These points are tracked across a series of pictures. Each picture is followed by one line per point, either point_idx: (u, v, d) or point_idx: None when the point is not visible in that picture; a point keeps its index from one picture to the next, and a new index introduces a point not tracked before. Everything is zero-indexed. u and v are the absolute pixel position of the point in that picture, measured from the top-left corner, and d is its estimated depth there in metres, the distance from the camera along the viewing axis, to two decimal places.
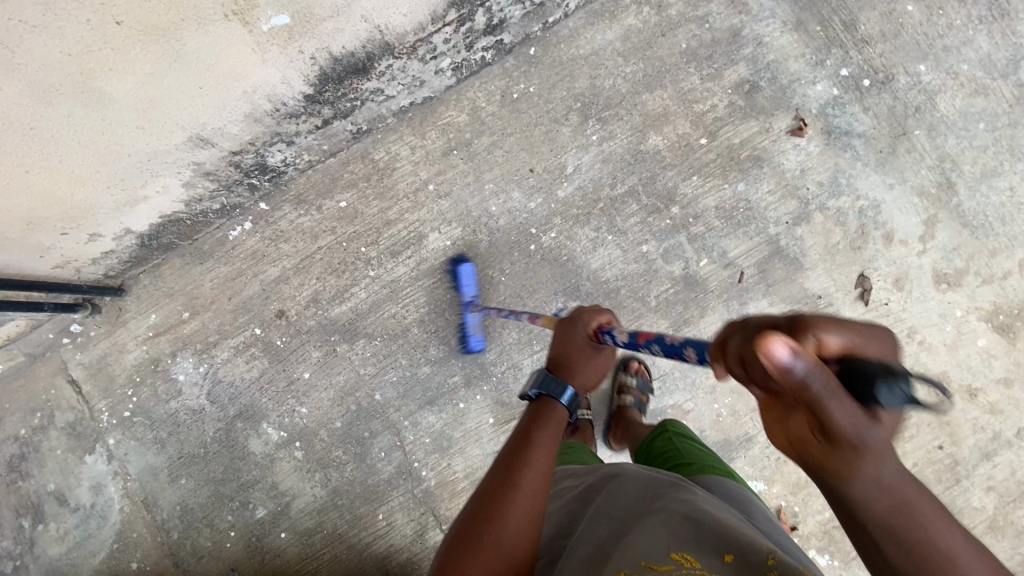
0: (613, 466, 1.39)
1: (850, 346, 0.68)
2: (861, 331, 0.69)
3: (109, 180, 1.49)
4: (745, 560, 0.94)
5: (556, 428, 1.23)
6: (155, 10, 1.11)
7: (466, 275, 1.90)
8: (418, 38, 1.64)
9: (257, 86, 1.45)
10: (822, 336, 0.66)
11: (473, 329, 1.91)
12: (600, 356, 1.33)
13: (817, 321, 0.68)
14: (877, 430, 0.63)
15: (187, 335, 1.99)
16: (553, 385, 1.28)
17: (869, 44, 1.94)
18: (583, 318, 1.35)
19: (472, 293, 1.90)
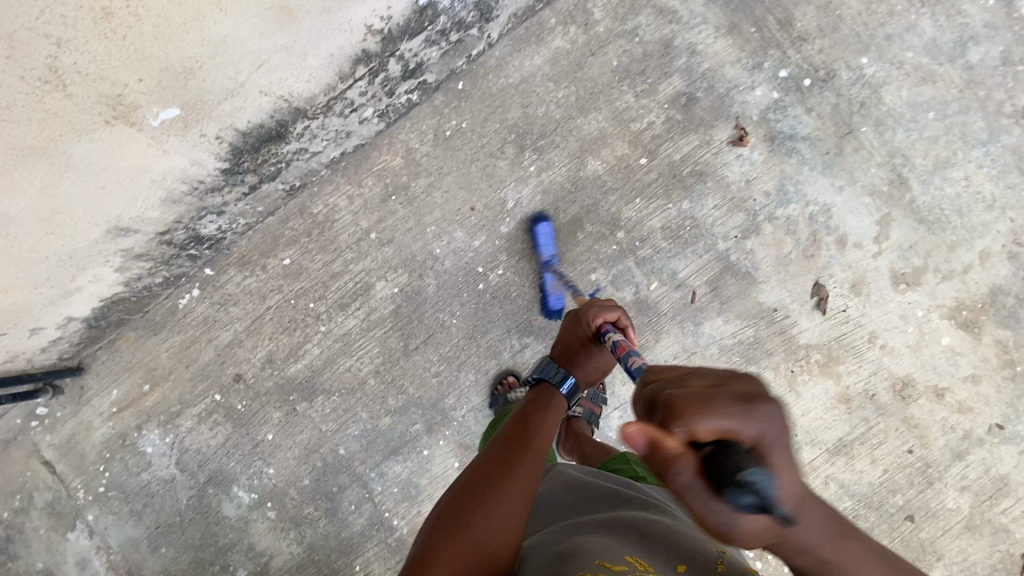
0: (559, 469, 1.38)
1: (723, 432, 0.76)
2: (741, 414, 0.77)
3: (35, 281, 1.49)
4: (696, 569, 0.96)
5: (548, 426, 1.27)
6: (27, 133, 1.08)
7: (545, 236, 1.87)
8: (331, 98, 1.59)
9: (165, 173, 1.43)
10: (694, 427, 0.75)
11: (552, 290, 1.88)
12: (601, 353, 1.41)
13: (690, 412, 0.76)
14: (744, 520, 0.75)
15: (150, 408, 2.00)
16: (553, 373, 1.39)
17: (807, 41, 1.86)
18: (589, 312, 1.42)
19: (550, 254, 1.88)
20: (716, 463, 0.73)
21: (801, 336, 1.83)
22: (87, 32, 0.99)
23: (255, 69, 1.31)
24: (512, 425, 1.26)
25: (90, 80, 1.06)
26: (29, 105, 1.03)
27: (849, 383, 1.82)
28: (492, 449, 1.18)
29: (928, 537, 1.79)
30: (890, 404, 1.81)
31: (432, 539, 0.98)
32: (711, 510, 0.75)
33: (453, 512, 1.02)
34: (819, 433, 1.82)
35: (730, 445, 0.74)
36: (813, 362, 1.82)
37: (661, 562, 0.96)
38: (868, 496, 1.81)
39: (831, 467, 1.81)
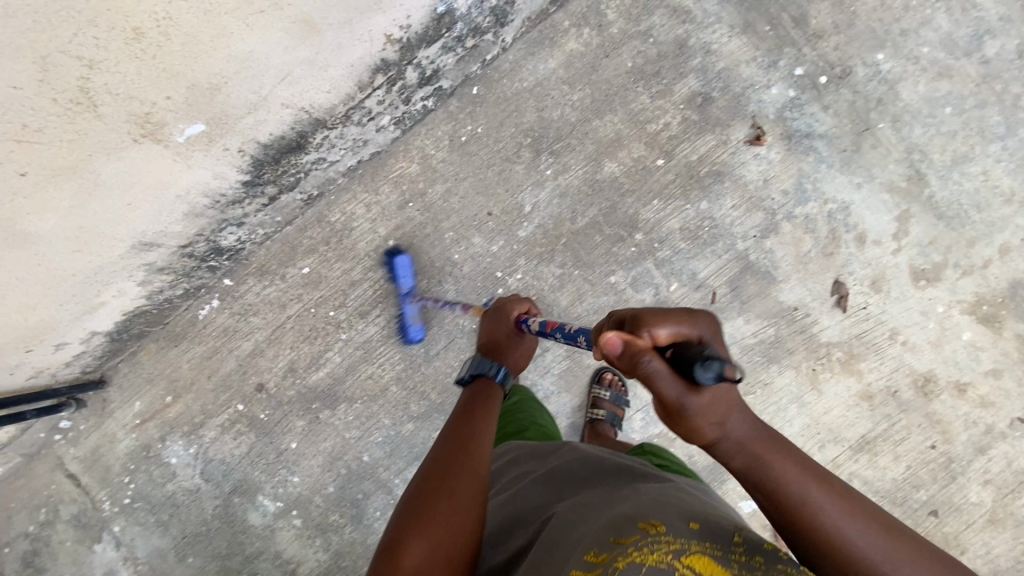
0: (574, 449, 1.36)
1: (679, 334, 0.84)
2: (692, 321, 0.85)
3: (62, 298, 1.49)
4: (712, 528, 0.89)
5: (486, 419, 1.25)
6: (59, 154, 1.07)
7: (401, 267, 1.89)
8: (349, 107, 1.58)
9: (189, 188, 1.43)
10: (655, 330, 0.83)
11: (413, 320, 1.91)
12: (525, 341, 1.48)
13: (651, 318, 0.85)
14: (701, 400, 0.80)
15: (173, 419, 2.01)
16: (488, 367, 1.38)
17: (822, 38, 1.85)
18: (506, 305, 1.54)
19: (408, 285, 1.90)
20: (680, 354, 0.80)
21: (822, 334, 1.83)
22: (118, 53, 0.98)
23: (278, 82, 1.30)
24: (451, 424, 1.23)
25: (119, 99, 1.05)
26: (61, 126, 1.03)
27: (871, 380, 1.82)
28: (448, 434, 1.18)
29: (952, 531, 1.80)
30: (913, 400, 1.82)
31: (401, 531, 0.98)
32: (673, 391, 0.79)
33: (419, 502, 1.02)
34: (842, 430, 1.83)
35: (686, 342, 0.82)
36: (834, 360, 1.83)
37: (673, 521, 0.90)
38: (891, 492, 1.82)
39: (854, 464, 1.82)
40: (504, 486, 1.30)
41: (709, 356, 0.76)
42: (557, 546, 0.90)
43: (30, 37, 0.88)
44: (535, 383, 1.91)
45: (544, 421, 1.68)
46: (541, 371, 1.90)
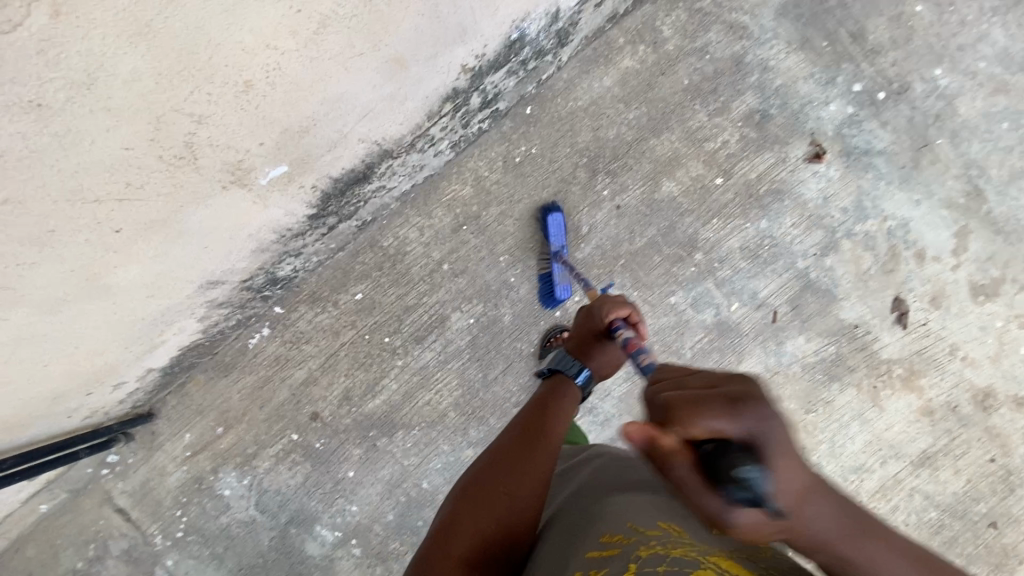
0: (590, 449, 1.32)
1: (720, 432, 0.68)
2: (738, 418, 0.69)
3: (129, 340, 1.44)
4: (730, 535, 0.92)
5: (566, 420, 1.20)
6: (155, 208, 1.03)
7: (555, 224, 1.85)
8: (417, 135, 1.52)
9: (262, 226, 1.38)
10: (689, 430, 0.69)
11: (561, 280, 1.87)
12: (615, 347, 1.31)
13: (684, 414, 0.70)
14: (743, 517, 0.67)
15: (225, 450, 1.97)
16: (569, 366, 1.29)
17: (880, 54, 1.84)
18: (603, 307, 1.32)
19: (559, 243, 1.85)
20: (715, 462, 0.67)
21: (883, 351, 1.84)
22: (226, 106, 0.95)
23: (360, 119, 1.27)
24: (526, 415, 1.20)
25: (218, 149, 1.01)
26: (161, 180, 0.98)
27: (931, 396, 1.84)
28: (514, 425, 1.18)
29: (1011, 542, 1.81)
30: (972, 414, 1.83)
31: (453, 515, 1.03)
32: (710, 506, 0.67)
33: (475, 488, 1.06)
34: (902, 446, 1.84)
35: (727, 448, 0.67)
36: (894, 377, 1.84)
37: (695, 526, 0.92)
38: (952, 506, 1.83)
39: (915, 478, 1.84)
40: None
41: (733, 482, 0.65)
42: (581, 537, 0.91)
43: (150, 96, 0.85)
44: (596, 407, 1.89)
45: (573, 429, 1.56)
46: (601, 395, 1.89)
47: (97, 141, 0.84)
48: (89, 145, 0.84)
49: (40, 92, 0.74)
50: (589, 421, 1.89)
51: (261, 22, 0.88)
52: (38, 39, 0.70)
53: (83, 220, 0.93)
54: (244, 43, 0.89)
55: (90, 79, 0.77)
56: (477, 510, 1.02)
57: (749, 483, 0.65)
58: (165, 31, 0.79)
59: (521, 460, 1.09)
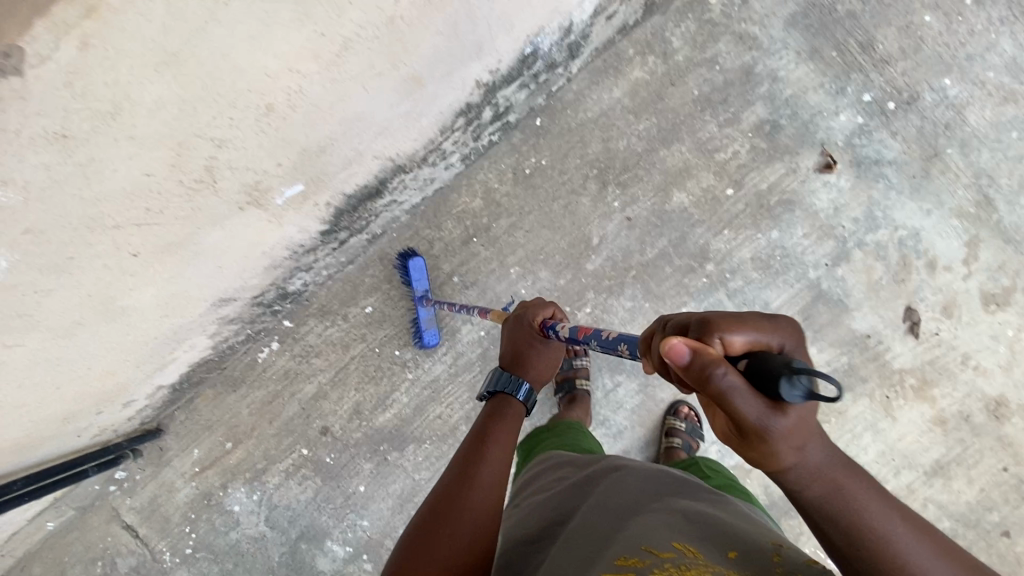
0: (609, 460, 1.26)
1: (755, 342, 0.70)
2: (772, 325, 0.71)
3: (140, 360, 1.43)
4: (749, 556, 0.87)
5: (509, 438, 1.11)
6: (171, 230, 1.05)
7: (416, 270, 1.83)
8: (430, 149, 1.51)
9: (276, 244, 1.37)
10: (729, 337, 0.69)
11: (427, 324, 1.86)
12: (549, 350, 1.27)
13: (723, 321, 0.70)
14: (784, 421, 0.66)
15: (234, 466, 1.95)
16: (508, 384, 1.20)
17: (889, 64, 1.85)
18: (528, 314, 1.32)
19: (422, 288, 1.84)
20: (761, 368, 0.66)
21: (895, 361, 1.84)
22: (247, 129, 0.99)
23: (376, 136, 1.28)
24: (468, 442, 1.10)
25: (237, 171, 1.05)
26: (178, 205, 1.01)
27: (944, 405, 1.84)
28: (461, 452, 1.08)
29: None
30: (984, 423, 1.83)
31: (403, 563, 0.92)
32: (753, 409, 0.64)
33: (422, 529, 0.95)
34: (916, 456, 1.84)
35: (767, 351, 0.68)
36: (907, 387, 1.84)
37: (711, 548, 0.87)
38: (965, 515, 1.83)
39: (929, 488, 1.83)
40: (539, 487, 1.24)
41: (799, 368, 0.63)
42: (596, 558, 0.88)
43: (173, 123, 0.88)
44: (608, 419, 1.88)
45: (587, 440, 1.54)
46: (613, 407, 1.88)
47: (119, 168, 0.87)
48: (113, 172, 0.88)
49: (66, 122, 0.77)
50: (601, 434, 1.88)
51: (285, 46, 0.92)
52: (65, 71, 0.72)
53: (100, 246, 0.96)
54: (269, 70, 0.93)
55: (115, 109, 0.80)
56: (425, 554, 0.91)
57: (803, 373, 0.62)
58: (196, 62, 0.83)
59: (463, 492, 0.99)
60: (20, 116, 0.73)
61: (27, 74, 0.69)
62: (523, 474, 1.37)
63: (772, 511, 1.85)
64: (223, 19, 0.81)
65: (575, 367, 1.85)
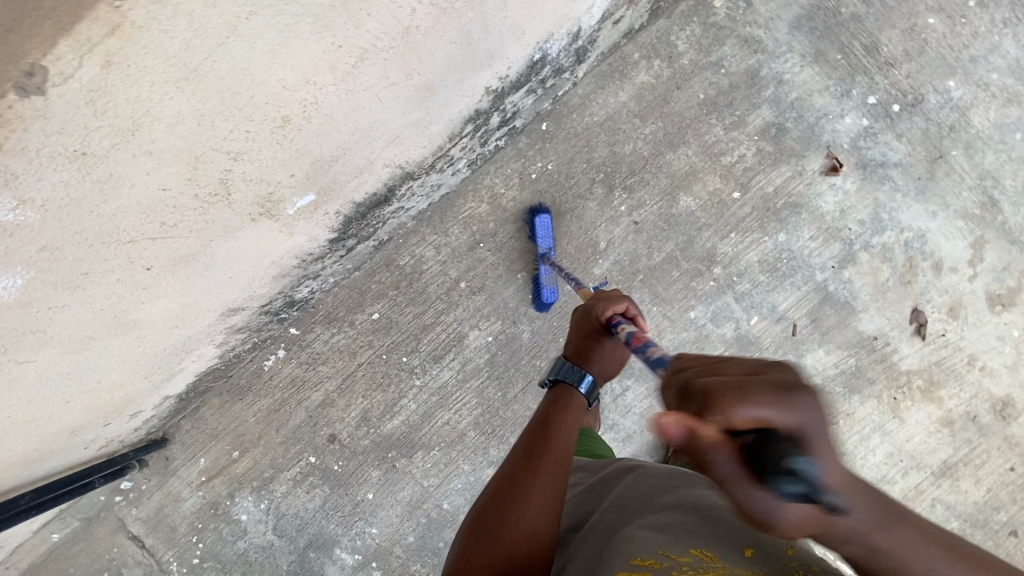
0: (620, 463, 1.24)
1: (763, 420, 0.66)
2: (777, 403, 0.67)
3: (148, 372, 1.41)
4: (766, 551, 0.87)
5: (570, 428, 1.14)
6: (183, 243, 1.04)
7: (544, 227, 1.84)
8: (438, 156, 1.50)
9: (285, 253, 1.36)
10: (732, 418, 0.66)
11: (547, 282, 1.86)
12: (617, 347, 1.21)
13: (731, 401, 0.67)
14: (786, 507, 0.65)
15: (241, 474, 1.93)
16: (571, 374, 1.20)
17: (893, 67, 1.86)
18: (598, 304, 1.23)
19: (546, 246, 1.85)
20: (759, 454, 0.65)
21: (903, 362, 1.85)
22: (262, 141, 1.00)
23: (387, 145, 1.28)
24: (527, 437, 1.12)
25: (251, 183, 1.06)
26: (193, 218, 1.01)
27: (951, 406, 1.84)
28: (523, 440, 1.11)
29: None
30: (991, 424, 1.84)
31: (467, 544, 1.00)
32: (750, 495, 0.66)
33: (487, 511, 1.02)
34: (924, 457, 1.84)
35: (769, 436, 0.65)
36: (914, 388, 1.85)
37: (726, 547, 0.88)
38: (973, 515, 1.83)
39: (937, 489, 1.84)
40: None
41: (793, 468, 0.63)
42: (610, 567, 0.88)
43: (190, 137, 0.90)
44: (617, 423, 1.88)
45: (598, 444, 1.53)
46: (621, 412, 1.88)
47: (136, 184, 0.89)
48: (130, 188, 0.89)
49: (86, 140, 0.79)
50: (610, 438, 1.88)
51: (302, 58, 0.94)
52: (87, 89, 0.75)
53: (116, 261, 0.96)
54: (285, 81, 0.95)
55: (135, 125, 0.82)
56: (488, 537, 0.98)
57: (795, 473, 0.63)
58: (212, 75, 0.85)
59: (525, 481, 1.03)
60: (42, 135, 0.75)
61: (49, 93, 0.72)
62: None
63: None
64: (242, 34, 0.84)
65: None
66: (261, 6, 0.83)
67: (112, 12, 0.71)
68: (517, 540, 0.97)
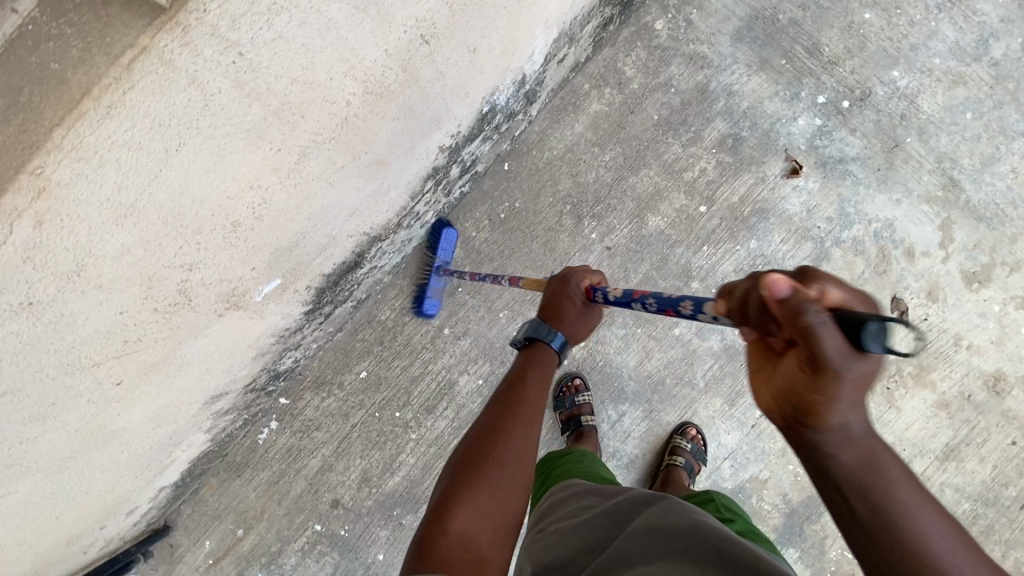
0: (636, 491, 1.21)
1: (849, 303, 0.62)
2: (864, 294, 0.65)
3: (137, 472, 1.39)
4: None
5: (545, 381, 1.11)
6: (157, 348, 1.09)
7: (447, 240, 1.83)
8: (402, 215, 1.52)
9: (261, 334, 1.37)
10: (826, 286, 0.62)
11: (432, 294, 1.85)
12: (591, 313, 1.20)
13: (822, 272, 0.64)
14: (859, 365, 0.59)
15: (248, 552, 1.88)
16: (545, 332, 1.15)
17: (838, 65, 1.90)
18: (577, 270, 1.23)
19: (445, 259, 1.83)
20: (853, 318, 0.59)
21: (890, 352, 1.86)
22: (215, 247, 1.05)
23: (347, 219, 1.34)
24: (493, 403, 1.06)
25: (210, 285, 1.11)
26: (158, 329, 1.06)
27: (944, 388, 1.85)
28: (495, 397, 1.07)
29: None
30: (987, 401, 1.85)
31: (449, 495, 0.90)
32: (835, 349, 0.58)
33: (468, 463, 0.94)
34: (925, 443, 1.84)
35: (859, 310, 0.61)
36: (905, 375, 1.86)
37: None
38: (983, 494, 1.83)
39: (943, 473, 1.83)
40: (561, 515, 1.21)
41: (891, 321, 0.58)
42: None
43: (139, 263, 0.93)
44: (617, 449, 1.88)
45: (604, 470, 1.51)
46: (620, 436, 1.88)
47: (90, 315, 0.92)
48: (85, 320, 0.92)
49: (30, 292, 0.81)
50: (613, 465, 1.88)
51: (243, 169, 0.99)
52: (24, 250, 0.77)
53: (83, 385, 1.00)
54: (228, 190, 0.99)
55: (80, 267, 0.85)
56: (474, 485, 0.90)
57: (894, 330, 0.57)
58: (148, 206, 0.88)
59: (506, 433, 0.98)
60: None
61: None
62: (546, 500, 1.33)
63: (795, 519, 1.84)
64: (175, 164, 0.87)
65: (578, 403, 1.83)
66: (191, 137, 0.87)
67: (35, 178, 0.73)
68: (503, 490, 0.91)
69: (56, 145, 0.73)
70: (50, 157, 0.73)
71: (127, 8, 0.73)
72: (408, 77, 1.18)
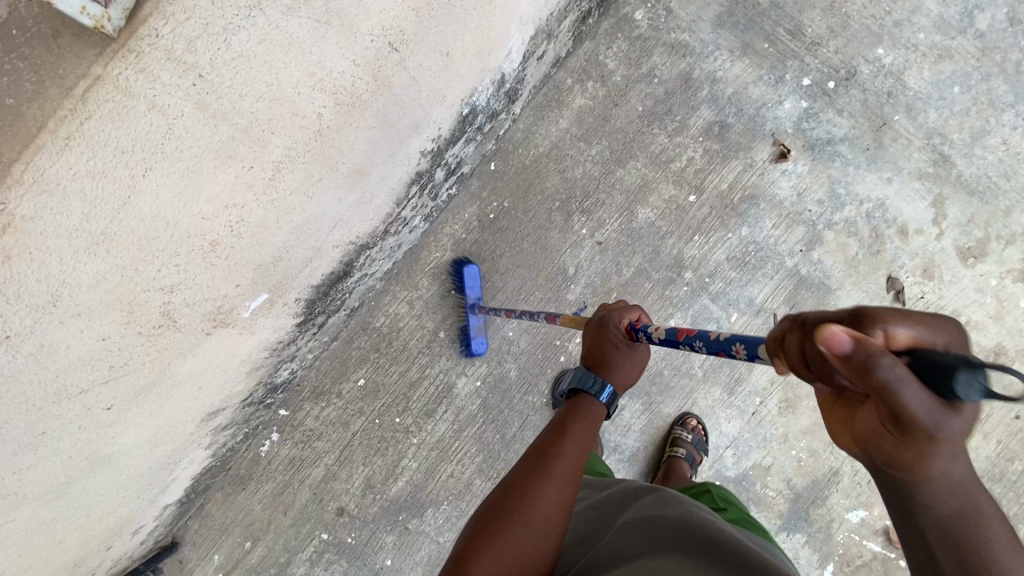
0: (629, 484, 1.22)
1: (921, 341, 0.56)
2: (937, 324, 0.58)
3: (138, 492, 1.40)
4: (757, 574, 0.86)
5: (585, 440, 1.07)
6: (145, 369, 1.09)
7: (471, 278, 1.83)
8: (389, 222, 1.52)
9: (254, 349, 1.38)
10: (893, 329, 0.56)
11: (477, 332, 1.86)
12: (636, 355, 1.17)
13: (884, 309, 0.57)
14: (956, 419, 0.53)
15: (257, 564, 1.89)
16: (592, 384, 1.13)
17: (821, 45, 1.88)
18: (614, 312, 1.20)
19: (475, 296, 1.84)
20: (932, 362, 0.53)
21: None
22: (196, 267, 1.06)
23: (331, 230, 1.34)
24: (530, 454, 1.04)
25: (195, 305, 1.11)
26: (144, 351, 1.06)
27: None
28: (530, 450, 1.05)
29: None
30: None
31: (471, 543, 0.91)
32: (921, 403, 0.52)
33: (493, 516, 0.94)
34: None
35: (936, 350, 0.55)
36: None
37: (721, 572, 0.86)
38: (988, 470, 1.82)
39: None
40: None
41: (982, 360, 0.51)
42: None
43: (115, 289, 0.94)
44: (619, 443, 1.88)
45: (602, 466, 1.49)
46: (621, 430, 1.87)
47: (71, 343, 0.92)
48: (67, 348, 0.92)
49: (7, 326, 0.82)
50: (615, 459, 1.88)
51: (215, 188, 0.99)
52: None
53: (72, 412, 1.00)
54: (203, 211, 0.99)
55: (55, 298, 0.85)
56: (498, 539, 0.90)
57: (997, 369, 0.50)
58: (118, 232, 0.89)
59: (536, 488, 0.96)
60: None
61: None
62: None
63: (800, 504, 1.84)
64: (143, 189, 0.88)
65: None
66: (156, 161, 0.87)
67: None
68: (523, 550, 0.90)
69: (15, 180, 0.73)
70: (12, 193, 0.73)
71: (76, 39, 0.74)
72: (379, 86, 1.18)
